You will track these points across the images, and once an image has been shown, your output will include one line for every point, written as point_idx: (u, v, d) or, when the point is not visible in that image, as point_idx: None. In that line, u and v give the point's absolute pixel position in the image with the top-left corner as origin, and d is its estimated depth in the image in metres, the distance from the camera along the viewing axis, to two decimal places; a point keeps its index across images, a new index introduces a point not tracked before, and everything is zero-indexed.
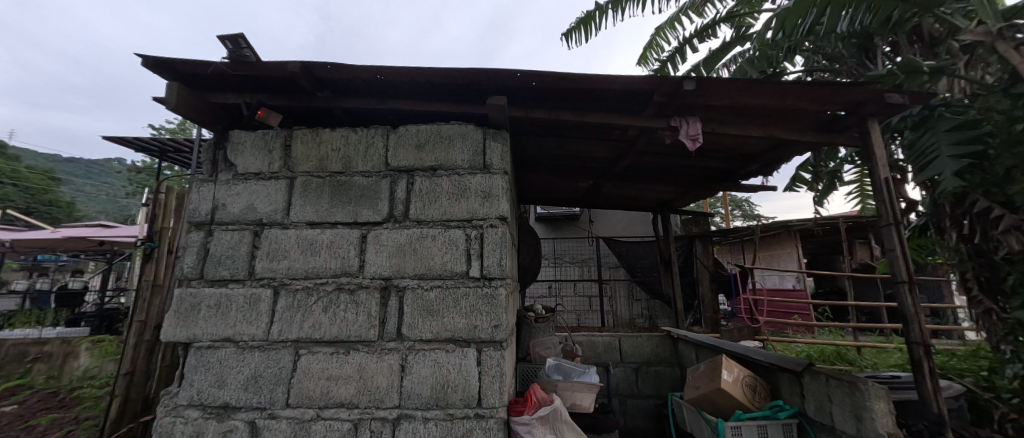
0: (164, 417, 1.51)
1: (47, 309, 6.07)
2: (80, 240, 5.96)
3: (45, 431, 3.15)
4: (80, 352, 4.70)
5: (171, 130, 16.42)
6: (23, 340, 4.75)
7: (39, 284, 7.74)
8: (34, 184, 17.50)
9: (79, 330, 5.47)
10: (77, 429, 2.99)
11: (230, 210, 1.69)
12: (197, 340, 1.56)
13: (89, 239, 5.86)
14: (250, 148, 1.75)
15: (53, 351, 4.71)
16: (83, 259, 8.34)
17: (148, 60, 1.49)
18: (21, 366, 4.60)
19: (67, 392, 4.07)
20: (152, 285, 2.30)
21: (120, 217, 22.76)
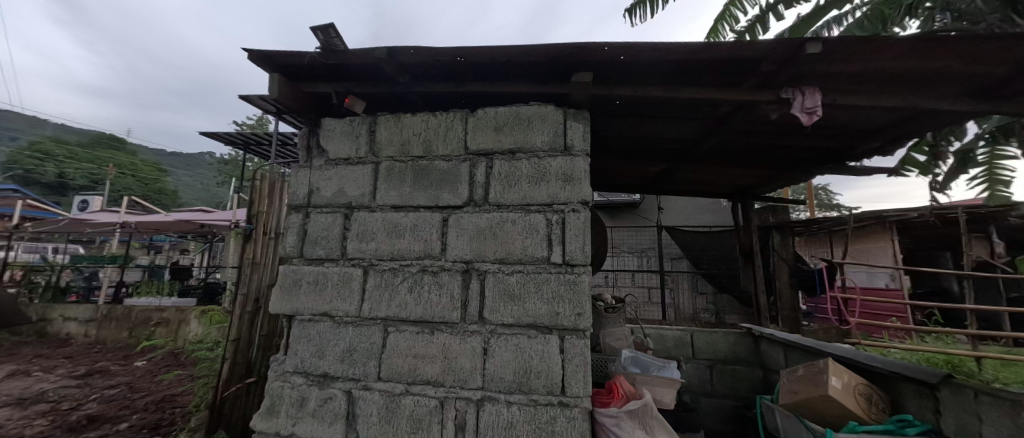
0: (275, 380, 1.67)
1: (165, 281, 7.11)
2: (186, 223, 6.86)
3: (170, 384, 3.70)
4: (192, 319, 5.44)
5: (251, 125, 18.36)
6: (147, 307, 5.62)
7: (156, 260, 9.09)
8: (147, 175, 20.53)
9: (189, 300, 6.32)
10: (194, 384, 3.48)
11: (323, 194, 1.79)
12: (299, 314, 1.69)
13: (192, 222, 6.73)
14: (339, 135, 1.83)
15: (170, 317, 5.52)
16: (187, 239, 9.68)
17: (252, 52, 1.58)
18: (148, 328, 5.48)
19: (184, 352, 4.78)
20: (251, 262, 2.52)
21: (212, 204, 26.10)
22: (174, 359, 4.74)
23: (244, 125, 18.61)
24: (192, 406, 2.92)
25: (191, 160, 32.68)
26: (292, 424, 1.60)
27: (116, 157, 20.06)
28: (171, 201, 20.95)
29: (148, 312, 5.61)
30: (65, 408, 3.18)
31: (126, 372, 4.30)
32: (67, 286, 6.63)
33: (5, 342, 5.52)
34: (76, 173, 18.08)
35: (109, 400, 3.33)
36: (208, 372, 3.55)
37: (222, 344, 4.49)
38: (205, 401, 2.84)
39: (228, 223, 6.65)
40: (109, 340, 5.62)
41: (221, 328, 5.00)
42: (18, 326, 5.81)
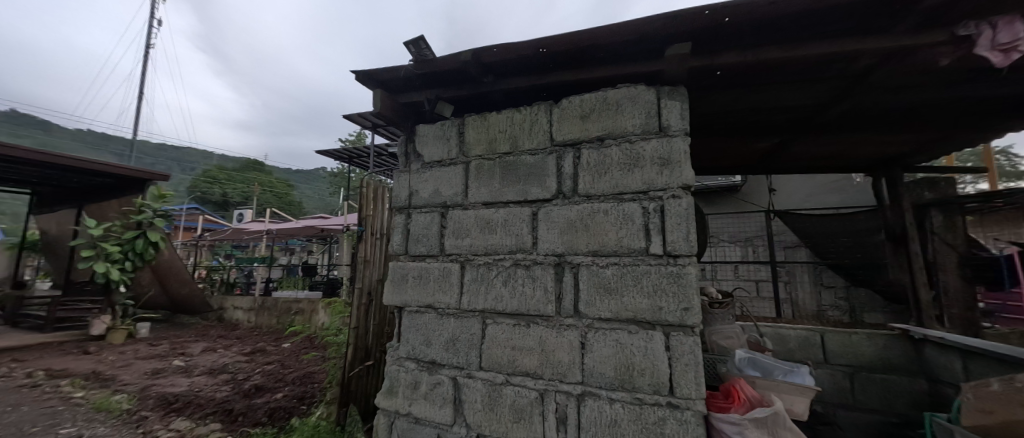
0: (392, 364, 1.87)
1: (299, 277, 8.63)
2: (310, 229, 8.17)
3: (311, 363, 4.47)
4: (320, 309, 6.47)
5: (353, 142, 21.12)
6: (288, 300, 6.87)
7: (291, 260, 11.05)
8: (280, 191, 25.06)
9: (317, 293, 7.54)
10: (327, 363, 4.15)
11: (422, 195, 1.94)
12: (408, 305, 1.87)
13: (315, 228, 7.99)
14: (432, 139, 1.97)
15: (305, 308, 6.65)
16: (312, 242, 11.57)
17: (358, 73, 1.78)
18: (291, 316, 6.70)
19: (317, 337, 5.74)
20: (364, 260, 2.85)
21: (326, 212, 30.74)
22: (311, 342, 5.70)
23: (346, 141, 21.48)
24: (328, 382, 3.46)
25: (308, 175, 38.89)
26: (408, 404, 1.78)
27: (259, 177, 24.89)
28: (297, 211, 25.25)
29: (290, 303, 6.84)
30: (243, 378, 4.05)
31: (278, 351, 5.31)
32: (235, 282, 8.45)
33: (201, 325, 7.26)
34: (234, 193, 22.93)
35: (270, 373, 4.14)
36: (337, 354, 4.18)
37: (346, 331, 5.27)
38: (336, 379, 3.34)
39: (341, 227, 7.73)
40: (265, 325, 7.02)
41: (342, 317, 5.84)
42: (206, 313, 7.59)
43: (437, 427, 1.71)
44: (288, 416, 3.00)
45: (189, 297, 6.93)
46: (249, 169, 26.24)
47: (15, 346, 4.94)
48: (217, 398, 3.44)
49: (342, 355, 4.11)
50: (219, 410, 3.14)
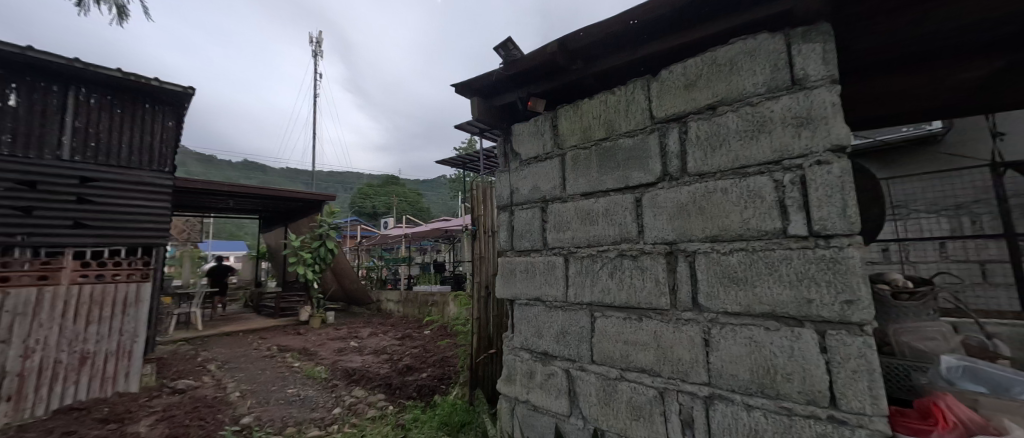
0: (509, 354, 2.00)
1: (432, 273, 9.71)
2: (435, 231, 9.36)
3: (447, 348, 5.18)
4: (449, 301, 7.40)
5: (464, 149, 23.33)
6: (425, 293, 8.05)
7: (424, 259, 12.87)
8: (411, 200, 29.43)
9: (446, 287, 8.62)
10: (460, 348, 4.73)
11: (522, 192, 2.02)
12: (518, 298, 1.97)
13: (439, 230, 9.12)
14: (528, 137, 2.02)
15: (438, 300, 7.70)
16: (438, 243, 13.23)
17: (458, 86, 1.96)
18: (428, 307, 7.85)
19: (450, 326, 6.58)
20: (479, 256, 3.17)
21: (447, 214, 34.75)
22: (445, 330, 6.57)
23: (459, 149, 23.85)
24: (461, 366, 3.93)
25: (431, 183, 44.53)
26: (526, 392, 1.88)
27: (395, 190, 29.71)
28: (425, 216, 29.24)
29: (426, 296, 8.01)
30: (397, 358, 4.92)
31: (422, 337, 6.29)
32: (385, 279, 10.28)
33: (365, 314, 9.09)
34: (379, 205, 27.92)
35: (417, 355, 4.93)
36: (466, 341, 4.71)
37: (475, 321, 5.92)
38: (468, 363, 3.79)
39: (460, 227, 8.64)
40: (409, 314, 8.38)
41: (468, 308, 6.56)
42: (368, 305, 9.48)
43: (555, 416, 1.77)
44: (432, 392, 3.55)
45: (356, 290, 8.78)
46: (387, 184, 31.54)
47: (260, 328, 7.07)
48: (381, 373, 4.27)
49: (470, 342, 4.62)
50: (383, 384, 3.88)
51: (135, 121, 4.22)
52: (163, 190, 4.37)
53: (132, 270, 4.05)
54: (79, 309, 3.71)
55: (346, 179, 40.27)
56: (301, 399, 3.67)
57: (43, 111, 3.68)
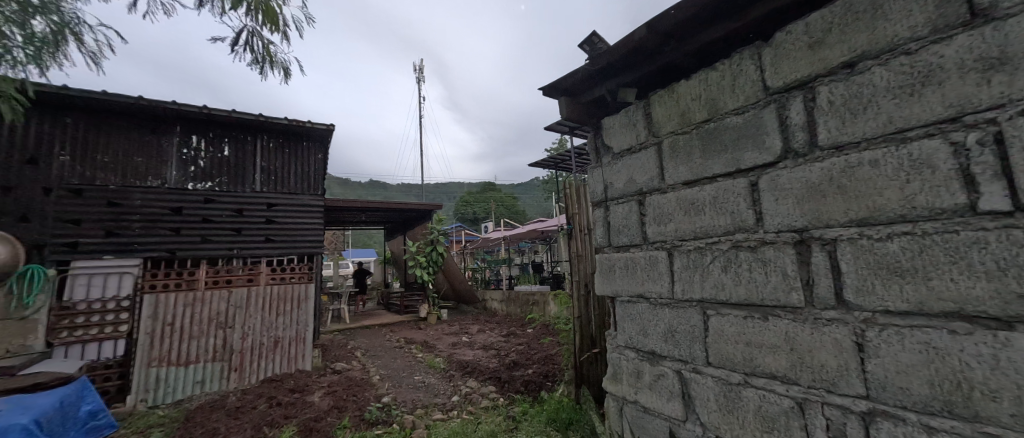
0: (613, 352, 1.90)
1: (533, 273, 10.01)
2: (532, 232, 9.64)
3: (551, 346, 5.32)
4: (550, 301, 7.57)
5: (555, 149, 23.59)
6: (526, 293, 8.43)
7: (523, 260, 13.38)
8: (507, 203, 30.90)
9: (545, 287, 8.81)
10: (563, 347, 4.81)
11: (616, 186, 1.88)
12: (619, 295, 1.87)
13: (535, 231, 9.38)
14: (619, 127, 1.90)
15: (539, 299, 7.97)
16: (535, 244, 13.61)
17: (546, 88, 2.02)
18: (531, 307, 8.17)
19: (553, 325, 6.72)
20: (577, 255, 3.25)
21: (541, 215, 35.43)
22: (547, 329, 6.72)
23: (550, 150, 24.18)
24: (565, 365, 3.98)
25: (524, 186, 46.02)
26: (635, 392, 1.78)
27: (493, 195, 31.59)
28: (520, 218, 30.35)
29: (527, 295, 8.35)
30: (504, 354, 5.24)
31: (526, 335, 6.55)
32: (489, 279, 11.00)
33: (473, 312, 9.89)
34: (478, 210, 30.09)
35: (522, 352, 5.16)
36: (569, 340, 4.77)
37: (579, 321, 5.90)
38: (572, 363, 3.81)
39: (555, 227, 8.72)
40: (512, 313, 8.84)
41: (569, 308, 6.58)
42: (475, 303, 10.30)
43: (668, 420, 1.63)
44: (538, 389, 3.68)
45: (464, 290, 9.63)
46: (485, 191, 33.78)
47: (391, 322, 8.33)
48: (491, 367, 4.61)
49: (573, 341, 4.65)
50: (493, 377, 4.18)
51: (296, 157, 5.40)
52: (315, 210, 5.42)
53: (300, 274, 5.20)
54: (272, 304, 4.95)
55: (450, 190, 44.54)
56: (426, 385, 4.23)
57: (243, 157, 5.02)
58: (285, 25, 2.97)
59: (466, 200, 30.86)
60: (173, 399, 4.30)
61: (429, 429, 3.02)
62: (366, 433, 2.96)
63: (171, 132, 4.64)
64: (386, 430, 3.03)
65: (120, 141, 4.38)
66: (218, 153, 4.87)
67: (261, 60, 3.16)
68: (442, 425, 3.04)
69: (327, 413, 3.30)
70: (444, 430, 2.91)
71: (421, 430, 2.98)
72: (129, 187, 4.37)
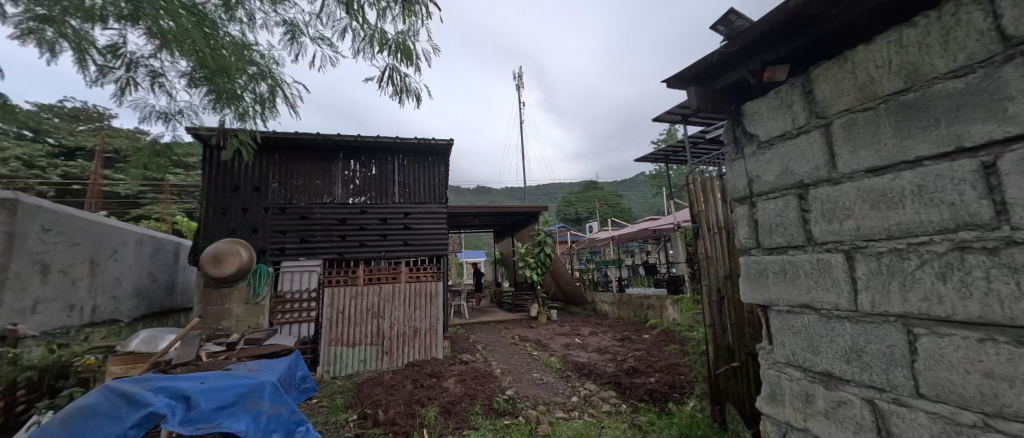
0: (769, 369, 1.64)
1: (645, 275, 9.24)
2: (643, 231, 9.05)
3: (675, 355, 4.94)
4: (669, 305, 7.07)
5: (665, 140, 21.73)
6: (639, 296, 8.09)
7: (634, 261, 12.66)
8: (611, 201, 29.74)
9: (661, 290, 8.17)
10: (690, 357, 4.42)
11: (766, 179, 1.64)
12: (775, 304, 1.60)
13: (647, 230, 8.78)
14: (767, 113, 1.66)
15: (654, 303, 7.54)
16: (646, 244, 12.73)
17: (672, 79, 1.89)
18: (645, 311, 7.79)
19: (676, 332, 6.20)
20: (705, 256, 2.99)
21: (648, 212, 33.02)
22: (668, 337, 6.23)
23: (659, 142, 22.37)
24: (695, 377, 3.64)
25: (628, 182, 43.48)
26: (803, 419, 1.49)
27: (595, 194, 30.81)
28: (626, 217, 28.77)
29: (641, 299, 7.96)
30: (622, 359, 5.08)
31: (643, 341, 6.21)
32: (597, 281, 10.76)
33: (582, 314, 9.80)
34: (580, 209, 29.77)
35: (642, 359, 4.92)
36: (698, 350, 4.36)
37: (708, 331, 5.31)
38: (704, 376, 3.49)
39: (670, 225, 7.98)
40: (625, 317, 8.49)
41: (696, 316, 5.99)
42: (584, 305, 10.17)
43: None
44: (665, 400, 3.44)
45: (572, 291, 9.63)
46: (587, 190, 33.13)
47: (504, 320, 8.91)
48: (608, 371, 4.53)
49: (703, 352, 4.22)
50: (613, 382, 4.11)
51: (424, 171, 6.24)
52: (439, 216, 6.17)
53: (430, 273, 5.98)
54: (411, 299, 5.81)
55: (551, 191, 45.09)
56: (545, 383, 4.41)
57: (385, 174, 6.04)
58: (417, 59, 3.46)
59: (567, 201, 30.80)
60: (347, 372, 5.40)
61: (553, 426, 3.16)
62: (496, 422, 3.26)
63: (337, 159, 5.88)
64: (513, 421, 3.30)
65: (306, 169, 5.73)
66: (368, 173, 5.97)
67: (398, 91, 3.75)
68: (565, 424, 3.16)
69: (461, 399, 3.73)
70: (567, 429, 3.03)
71: (546, 426, 3.13)
72: (313, 204, 5.67)
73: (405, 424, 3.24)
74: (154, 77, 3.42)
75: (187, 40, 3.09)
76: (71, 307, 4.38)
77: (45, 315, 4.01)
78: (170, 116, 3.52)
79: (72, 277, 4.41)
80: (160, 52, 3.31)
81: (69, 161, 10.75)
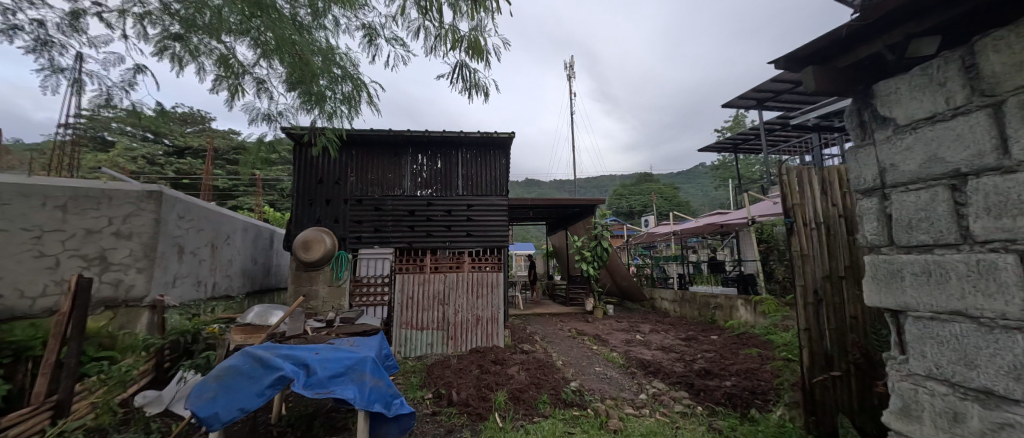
0: (902, 382, 1.44)
1: (710, 273, 8.69)
2: (709, 226, 8.50)
3: (752, 358, 4.66)
4: (741, 306, 6.73)
5: (732, 128, 20.24)
6: (705, 295, 7.78)
7: (696, 257, 11.99)
8: (668, 193, 28.31)
9: (731, 289, 7.66)
10: (773, 362, 4.14)
11: (904, 168, 1.44)
12: (912, 309, 1.38)
13: (714, 224, 8.22)
14: (909, 92, 1.43)
15: (723, 303, 7.21)
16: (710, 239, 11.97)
17: (783, 59, 1.76)
18: (711, 311, 7.50)
19: (755, 335, 5.83)
20: (801, 254, 2.74)
21: (709, 205, 31.00)
22: (741, 339, 5.84)
23: (723, 130, 20.70)
24: (780, 385, 3.47)
25: (685, 173, 40.85)
26: None
27: (651, 186, 29.49)
28: (683, 210, 27.19)
29: (708, 298, 7.64)
30: (691, 359, 4.88)
31: (711, 342, 5.90)
32: (655, 277, 10.36)
33: (641, 310, 9.56)
34: (633, 202, 28.77)
35: (714, 360, 4.69)
36: (781, 355, 4.07)
37: (791, 335, 4.91)
38: (794, 384, 3.24)
39: (743, 220, 7.37)
40: (689, 316, 8.16)
41: (779, 319, 5.59)
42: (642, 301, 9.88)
43: None
44: (746, 406, 3.34)
45: (629, 287, 9.39)
46: (640, 182, 31.72)
47: (559, 312, 8.95)
48: (677, 371, 4.42)
49: (790, 357, 3.93)
50: (684, 383, 4.02)
51: (486, 164, 6.39)
52: (500, 208, 6.30)
53: (491, 263, 6.16)
54: (473, 288, 6.04)
55: (600, 183, 43.82)
56: (609, 378, 4.40)
57: (449, 167, 6.29)
58: (486, 54, 3.51)
59: (619, 193, 29.75)
60: (416, 354, 5.77)
61: (624, 422, 3.20)
62: (566, 412, 3.37)
63: (406, 154, 6.23)
64: (583, 413, 3.37)
65: (379, 164, 6.15)
66: (434, 166, 6.26)
67: (469, 86, 3.86)
68: (638, 421, 3.18)
69: (528, 387, 3.86)
70: (640, 427, 3.06)
71: (617, 420, 3.17)
72: (385, 196, 6.08)
73: (478, 407, 3.45)
74: (260, 83, 3.84)
75: (287, 49, 3.45)
76: (199, 282, 5.19)
77: (181, 289, 4.80)
78: (272, 117, 3.95)
79: (199, 257, 5.20)
80: (261, 61, 3.67)
81: (181, 159, 12.55)
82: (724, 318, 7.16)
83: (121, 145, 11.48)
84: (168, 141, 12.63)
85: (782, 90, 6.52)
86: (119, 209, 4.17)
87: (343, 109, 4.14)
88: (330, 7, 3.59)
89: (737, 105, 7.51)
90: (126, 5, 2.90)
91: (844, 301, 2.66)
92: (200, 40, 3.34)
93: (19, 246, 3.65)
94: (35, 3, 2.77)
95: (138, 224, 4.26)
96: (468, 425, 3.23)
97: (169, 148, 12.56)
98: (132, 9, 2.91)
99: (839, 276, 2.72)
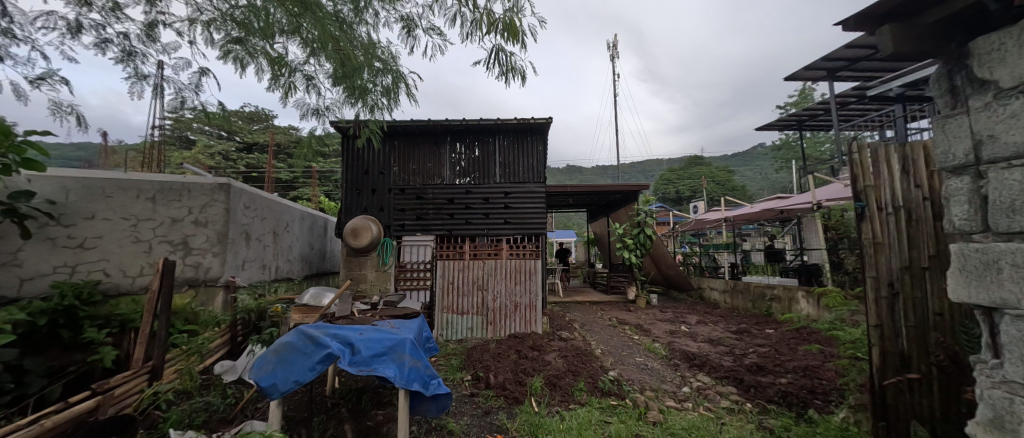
0: (996, 390, 1.24)
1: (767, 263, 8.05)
2: (766, 212, 7.78)
3: (813, 354, 4.30)
4: (802, 299, 6.20)
5: (796, 102, 18.38)
6: (760, 285, 7.25)
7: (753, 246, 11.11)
8: (721, 177, 26.43)
9: (791, 280, 7.03)
10: (838, 360, 3.78)
11: (1007, 140, 1.20)
12: (1010, 307, 1.17)
13: (771, 211, 7.55)
14: (1016, 49, 1.17)
15: (780, 295, 6.70)
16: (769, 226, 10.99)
17: (849, 19, 1.54)
18: (767, 302, 6.99)
19: (819, 330, 5.35)
20: (874, 243, 2.43)
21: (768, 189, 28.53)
22: (801, 334, 5.37)
23: (785, 105, 18.82)
24: (845, 385, 3.18)
25: (742, 156, 37.69)
26: None
27: (702, 169, 27.65)
28: (739, 195, 25.22)
29: (763, 289, 7.12)
30: (741, 354, 4.58)
31: (766, 336, 5.50)
32: (704, 266, 9.77)
33: (687, 300, 9.13)
34: (681, 187, 27.20)
35: (768, 356, 4.36)
36: (848, 353, 3.69)
37: (861, 331, 4.43)
38: (861, 385, 2.94)
39: (807, 206, 6.68)
40: (742, 308, 7.67)
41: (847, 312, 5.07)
42: (689, 291, 9.42)
43: None
44: (803, 406, 3.10)
45: (675, 277, 8.96)
46: (689, 166, 29.83)
47: (600, 300, 8.83)
48: (726, 365, 4.19)
49: (859, 356, 3.56)
50: (733, 379, 3.81)
51: (524, 151, 6.36)
52: (539, 195, 6.26)
53: (530, 250, 6.20)
54: (510, 274, 6.14)
55: (647, 168, 41.59)
56: (652, 368, 4.30)
57: (487, 156, 6.35)
58: (521, 36, 3.43)
59: (665, 178, 28.13)
60: (457, 337, 6.00)
61: (664, 415, 3.12)
62: (604, 400, 3.35)
63: (445, 143, 6.38)
64: (621, 403, 3.33)
65: (420, 154, 6.36)
66: (472, 154, 6.35)
67: (504, 70, 3.81)
68: (679, 415, 3.10)
69: (565, 373, 3.89)
70: (681, 420, 2.97)
71: (657, 412, 3.10)
72: (426, 185, 6.30)
73: (514, 390, 3.55)
74: (309, 80, 4.09)
75: (331, 47, 3.62)
76: (264, 266, 5.79)
77: (250, 271, 5.39)
78: (320, 112, 4.21)
79: (263, 243, 5.78)
80: (310, 59, 3.88)
81: (250, 154, 13.90)
82: (781, 311, 6.66)
83: (201, 143, 12.89)
84: (239, 138, 13.99)
85: (858, 58, 5.74)
86: (197, 200, 4.71)
87: (384, 100, 4.29)
88: (369, 2, 3.71)
89: (803, 76, 6.73)
90: (195, 14, 3.21)
91: (926, 295, 2.34)
92: (256, 42, 3.60)
93: (121, 233, 4.37)
94: (120, 17, 3.17)
95: (212, 213, 4.77)
96: (504, 407, 3.33)
97: (240, 144, 13.95)
98: (200, 18, 3.22)
99: (921, 266, 2.38)
